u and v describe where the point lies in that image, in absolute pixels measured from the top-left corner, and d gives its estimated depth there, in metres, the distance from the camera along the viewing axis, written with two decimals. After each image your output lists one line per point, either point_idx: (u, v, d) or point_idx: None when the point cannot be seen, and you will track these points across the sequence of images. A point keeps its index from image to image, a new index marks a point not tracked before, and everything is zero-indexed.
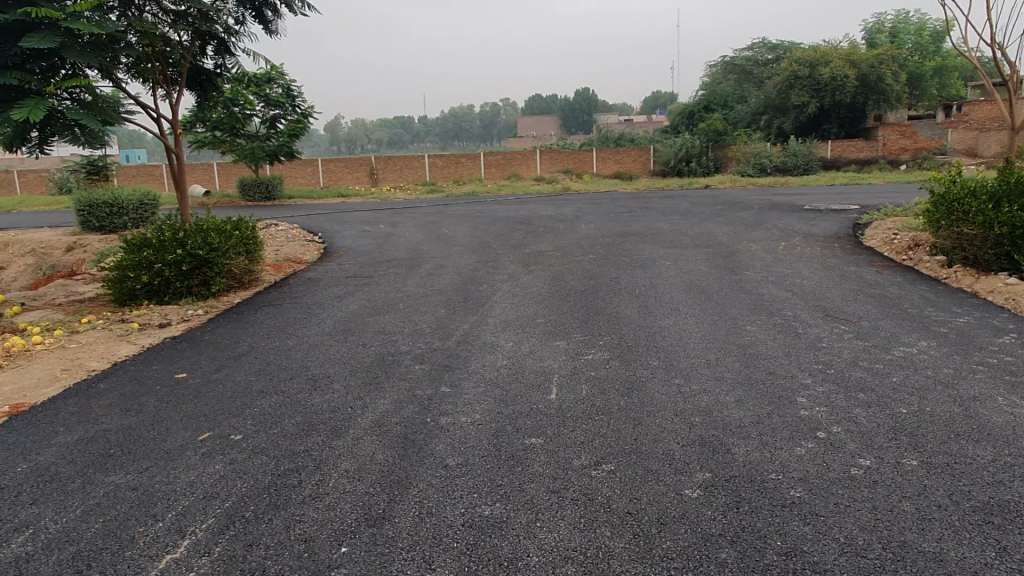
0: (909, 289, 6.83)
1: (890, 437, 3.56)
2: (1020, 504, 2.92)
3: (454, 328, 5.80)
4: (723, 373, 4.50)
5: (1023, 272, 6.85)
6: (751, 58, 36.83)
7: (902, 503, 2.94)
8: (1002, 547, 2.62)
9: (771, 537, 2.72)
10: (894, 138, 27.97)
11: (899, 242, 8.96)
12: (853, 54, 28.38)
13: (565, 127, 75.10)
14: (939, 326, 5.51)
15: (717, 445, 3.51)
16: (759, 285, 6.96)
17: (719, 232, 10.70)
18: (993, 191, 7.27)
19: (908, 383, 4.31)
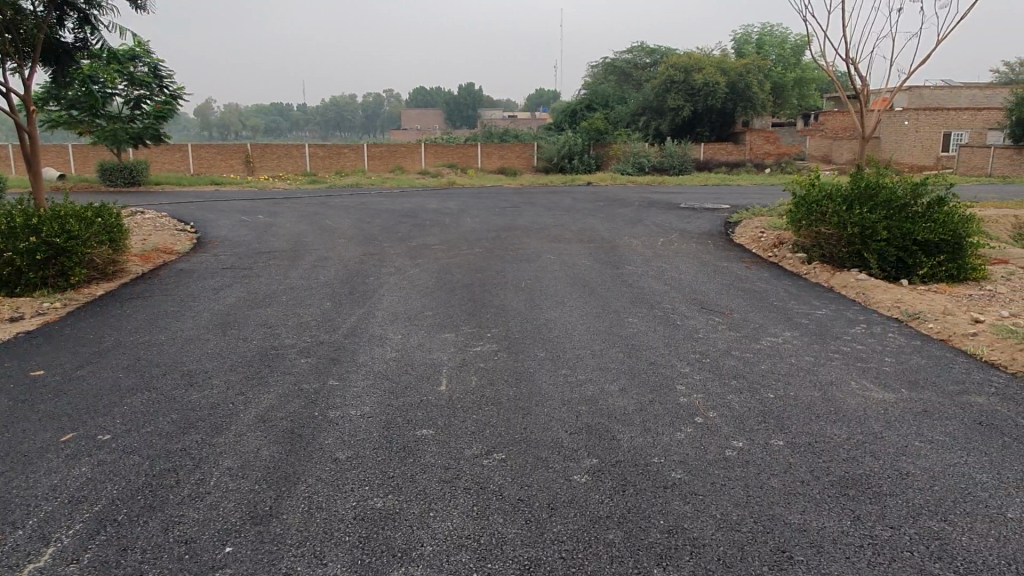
0: (774, 283, 7.33)
1: (759, 420, 3.83)
2: (872, 477, 3.22)
3: (341, 321, 5.68)
4: (607, 363, 4.66)
5: (870, 269, 7.52)
6: (631, 61, 38.24)
7: (771, 480, 3.17)
8: (856, 516, 2.88)
9: (654, 517, 2.85)
10: (759, 143, 29.89)
11: (764, 240, 9.59)
12: (724, 63, 30.04)
13: (450, 121, 74.88)
14: (801, 318, 5.96)
15: (604, 432, 3.64)
16: (639, 279, 7.24)
17: (602, 227, 11.04)
18: (847, 196, 7.95)
19: (775, 370, 4.64)
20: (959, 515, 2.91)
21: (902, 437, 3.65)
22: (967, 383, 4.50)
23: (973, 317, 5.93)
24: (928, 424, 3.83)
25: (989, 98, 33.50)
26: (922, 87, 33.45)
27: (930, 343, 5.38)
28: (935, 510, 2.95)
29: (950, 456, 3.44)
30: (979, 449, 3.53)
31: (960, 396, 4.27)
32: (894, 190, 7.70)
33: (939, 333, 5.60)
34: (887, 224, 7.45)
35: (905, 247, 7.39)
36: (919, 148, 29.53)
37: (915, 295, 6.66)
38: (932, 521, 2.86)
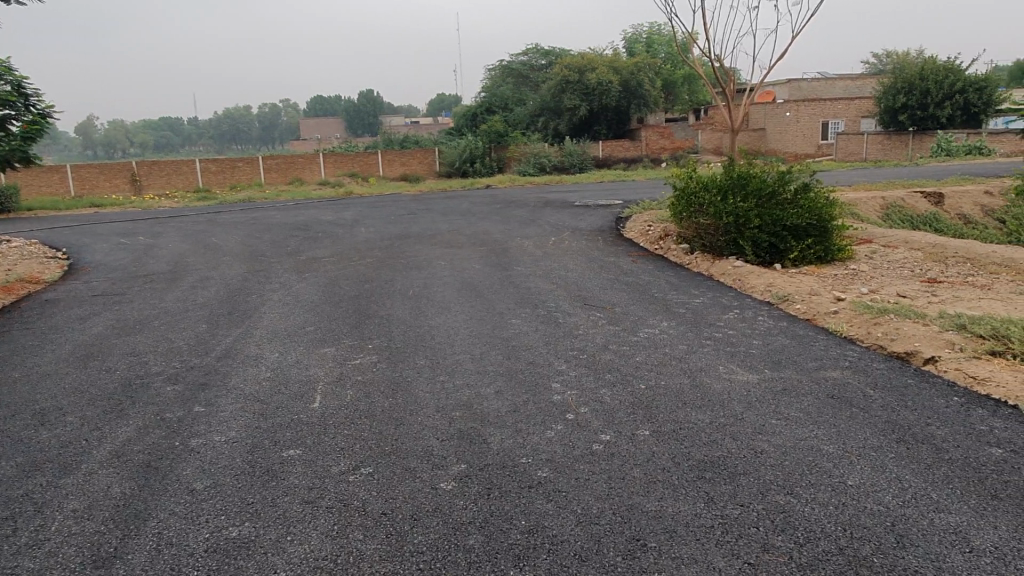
0: (657, 275, 7.54)
1: (628, 412, 3.92)
2: (729, 458, 3.35)
3: (215, 343, 5.46)
4: (486, 366, 4.68)
5: (746, 256, 7.88)
6: (526, 63, 38.85)
7: (633, 471, 3.24)
8: (710, 498, 2.99)
9: (516, 518, 2.87)
10: (655, 139, 30.75)
11: (651, 233, 9.87)
12: (615, 63, 31.02)
13: (351, 128, 73.81)
14: (679, 308, 6.16)
15: (475, 436, 3.64)
16: (527, 280, 7.29)
17: (495, 230, 11.10)
18: (722, 185, 8.30)
19: (648, 361, 4.77)
20: (805, 488, 3.06)
21: (760, 417, 3.82)
22: (824, 359, 4.77)
23: (835, 295, 6.28)
24: (785, 402, 4.02)
25: (861, 89, 35.80)
26: (800, 80, 35.32)
27: (796, 323, 5.67)
28: (784, 484, 3.09)
29: (803, 431, 3.62)
30: (829, 422, 3.73)
31: (817, 372, 4.51)
32: (764, 178, 8.04)
33: (805, 313, 5.91)
34: (758, 212, 7.82)
35: (776, 233, 7.75)
36: (801, 136, 31.18)
37: (785, 278, 6.98)
38: (779, 496, 2.99)
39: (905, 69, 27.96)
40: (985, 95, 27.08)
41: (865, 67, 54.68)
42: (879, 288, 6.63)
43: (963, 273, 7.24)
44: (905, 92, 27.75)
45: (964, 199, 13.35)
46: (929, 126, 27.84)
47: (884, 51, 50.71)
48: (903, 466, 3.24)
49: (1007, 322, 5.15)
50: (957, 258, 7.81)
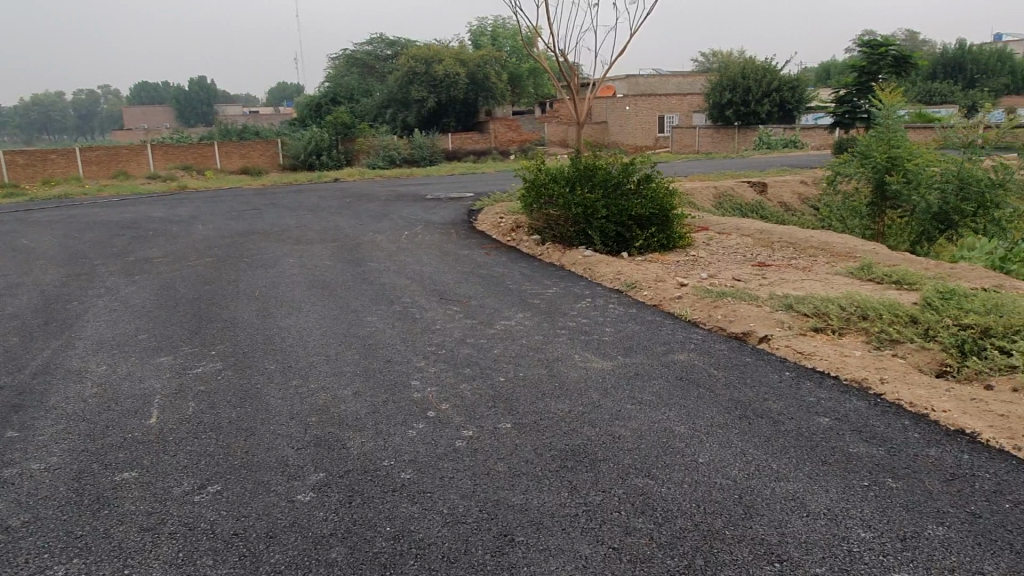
0: (511, 267, 7.62)
1: (489, 406, 3.90)
2: (589, 445, 3.42)
3: (29, 358, 4.87)
4: (341, 367, 4.49)
5: (596, 246, 8.15)
6: (371, 53, 38.02)
7: (497, 465, 3.23)
8: (573, 487, 3.03)
9: (380, 525, 2.76)
10: (503, 131, 31.25)
11: (503, 225, 9.97)
12: (461, 55, 31.10)
13: (183, 118, 68.82)
14: (534, 298, 6.25)
15: (333, 442, 3.48)
16: (380, 276, 7.10)
17: (345, 225, 10.76)
18: (569, 177, 8.52)
19: (506, 353, 4.79)
20: (661, 469, 3.18)
21: (615, 402, 3.94)
22: (671, 343, 5.01)
23: (678, 281, 6.63)
24: (639, 386, 4.18)
25: (691, 86, 38.17)
26: (637, 77, 37.14)
27: (644, 310, 5.93)
28: (641, 467, 3.21)
29: (656, 414, 3.77)
30: (679, 403, 3.92)
31: (665, 356, 4.73)
32: (608, 170, 8.34)
33: (652, 300, 6.20)
34: (604, 203, 8.11)
35: (621, 223, 8.08)
36: (639, 130, 32.89)
37: (632, 266, 7.29)
38: (637, 479, 3.09)
39: (729, 68, 30.15)
40: (797, 94, 29.78)
41: (694, 65, 58.62)
42: (716, 272, 7.09)
43: (787, 257, 7.89)
44: (730, 89, 29.95)
45: (783, 188, 14.62)
46: (751, 121, 30.05)
47: (711, 51, 54.42)
48: (746, 440, 3.46)
49: (826, 299, 5.68)
50: (781, 243, 8.52)
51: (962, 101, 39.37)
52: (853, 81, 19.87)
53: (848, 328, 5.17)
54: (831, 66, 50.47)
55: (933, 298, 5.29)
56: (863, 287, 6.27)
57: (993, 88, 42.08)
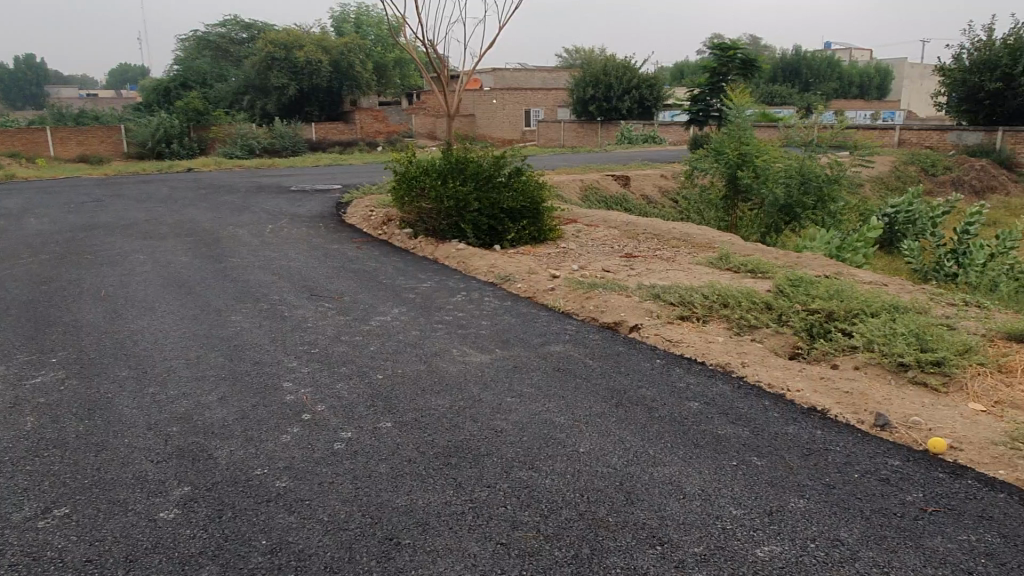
0: (383, 261, 7.45)
1: (367, 405, 3.78)
2: (471, 441, 3.38)
3: None
4: (204, 371, 4.20)
5: (468, 239, 8.12)
6: (225, 36, 35.94)
7: (379, 466, 3.13)
8: (458, 484, 2.99)
9: (255, 539, 2.60)
10: (369, 121, 30.43)
11: (374, 219, 9.73)
12: (323, 41, 30.06)
13: (6, 100, 62.08)
14: (408, 293, 6.14)
15: (198, 452, 3.24)
16: (244, 272, 6.73)
17: (202, 218, 10.11)
18: (440, 170, 8.44)
19: (383, 350, 4.66)
20: (544, 461, 3.20)
21: (496, 396, 3.93)
22: (548, 335, 5.08)
23: (551, 273, 6.73)
24: (519, 379, 4.20)
25: (556, 81, 39.04)
26: (503, 70, 37.50)
27: (519, 302, 5.98)
28: (524, 459, 3.21)
29: (535, 406, 3.80)
30: (557, 394, 3.97)
31: (542, 347, 4.79)
32: (480, 163, 8.33)
33: (526, 292, 6.26)
34: (476, 196, 8.08)
35: (494, 216, 8.10)
36: (507, 123, 33.32)
37: (505, 259, 7.33)
38: (521, 472, 3.10)
39: (591, 65, 31.05)
40: (654, 92, 31.12)
41: (559, 61, 60.07)
42: (587, 264, 7.26)
43: (651, 248, 8.22)
44: (592, 85, 30.86)
45: (645, 182, 15.26)
46: (613, 117, 31.06)
47: (574, 49, 55.87)
48: (623, 428, 3.56)
49: (689, 289, 5.96)
50: (646, 234, 8.87)
51: (799, 102, 42.75)
52: (705, 81, 21.00)
53: (710, 316, 5.45)
54: (686, 67, 53.36)
55: (784, 285, 5.69)
56: (722, 276, 6.64)
57: (825, 91, 46.09)
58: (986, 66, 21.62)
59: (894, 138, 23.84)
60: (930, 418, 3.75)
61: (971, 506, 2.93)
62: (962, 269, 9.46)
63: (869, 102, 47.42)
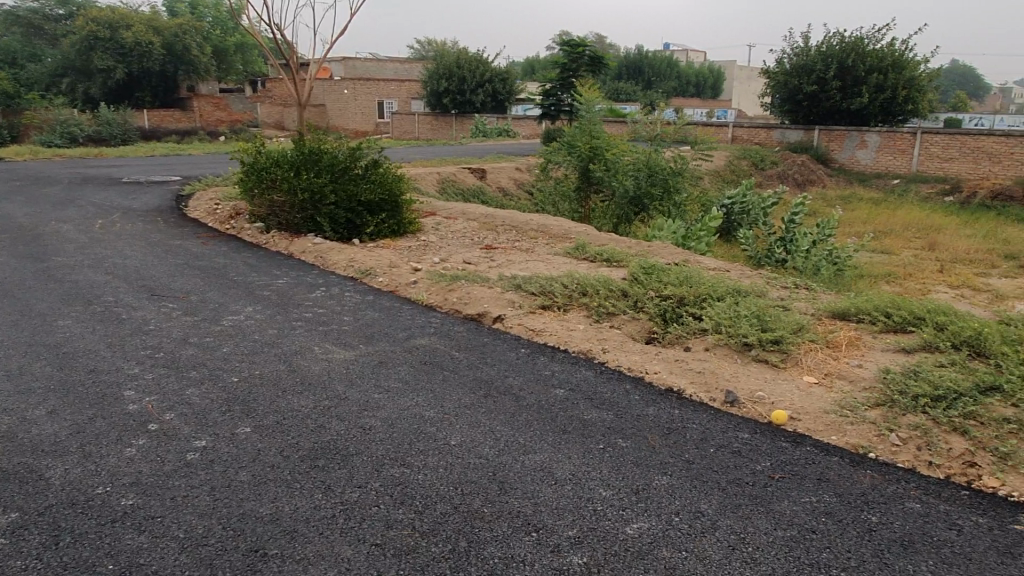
0: (233, 257, 7.03)
1: (223, 410, 3.54)
2: (339, 441, 3.26)
3: None
4: (29, 384, 3.76)
5: (325, 233, 7.85)
6: (37, 12, 32.39)
7: (239, 474, 2.94)
8: (326, 487, 2.86)
9: (100, 564, 2.36)
10: (208, 109, 28.71)
11: (219, 212, 9.16)
12: (154, 21, 27.87)
13: None
14: (262, 290, 5.83)
15: (26, 474, 2.89)
16: (72, 272, 6.10)
17: (16, 213, 9.06)
18: (293, 160, 8.09)
19: (237, 351, 4.39)
20: (415, 456, 3.15)
21: (362, 393, 3.82)
22: (412, 328, 4.99)
23: (412, 266, 6.64)
24: (384, 374, 4.10)
25: (408, 72, 38.58)
26: (354, 59, 36.54)
27: (381, 296, 5.85)
28: (395, 456, 3.14)
29: (403, 401, 3.73)
30: (426, 388, 3.92)
31: (407, 341, 4.71)
32: (335, 154, 8.07)
33: (388, 286, 6.13)
34: (333, 188, 7.81)
35: (351, 209, 7.87)
36: (360, 114, 32.59)
37: (365, 252, 7.15)
38: (392, 469, 3.02)
39: (444, 57, 30.91)
40: (507, 86, 31.47)
41: (410, 52, 59.37)
42: (448, 256, 7.24)
43: (510, 239, 8.32)
44: (446, 78, 30.73)
45: (501, 174, 15.46)
46: (467, 110, 31.09)
47: (426, 39, 55.37)
48: (493, 418, 3.57)
49: (550, 278, 6.09)
50: (504, 226, 8.97)
51: (643, 99, 44.85)
52: (556, 76, 21.54)
53: (571, 304, 5.61)
54: (536, 62, 54.56)
55: (638, 273, 5.95)
56: (579, 265, 6.85)
57: (666, 89, 48.78)
58: (804, 70, 23.76)
59: (727, 135, 25.67)
60: (772, 392, 4.07)
61: (811, 470, 3.20)
62: (790, 254, 10.37)
63: (704, 101, 50.59)
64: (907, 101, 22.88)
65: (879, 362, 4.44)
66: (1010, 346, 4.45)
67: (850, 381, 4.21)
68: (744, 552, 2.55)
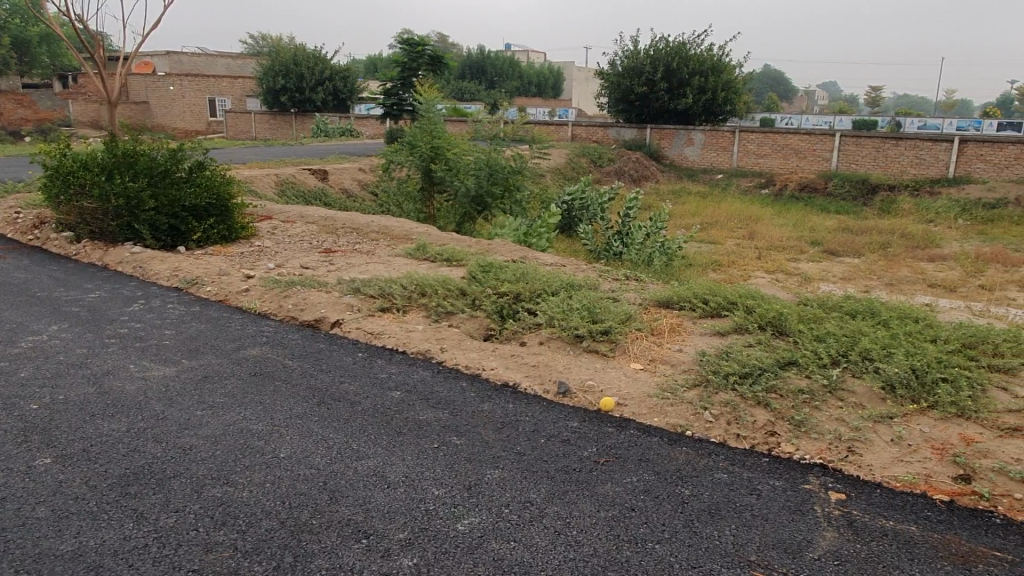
0: (37, 271, 6.39)
1: (18, 442, 3.21)
2: (155, 464, 3.06)
3: None
4: None
5: (145, 240, 7.30)
6: None
7: (36, 510, 2.69)
8: (138, 515, 2.68)
9: None
10: (10, 107, 26.33)
11: (20, 222, 8.27)
12: None
13: None
14: (70, 306, 5.34)
15: None
16: None
17: None
18: (104, 163, 7.46)
19: (38, 375, 3.99)
20: (239, 474, 3.01)
21: (182, 411, 3.60)
22: (241, 339, 4.77)
23: (244, 273, 6.34)
24: (207, 390, 3.88)
25: (242, 68, 36.69)
26: (180, 53, 34.29)
27: (208, 306, 5.55)
28: (218, 475, 2.99)
29: (229, 416, 3.55)
30: (254, 400, 3.76)
31: (236, 352, 4.49)
32: (152, 157, 7.52)
33: (216, 295, 5.82)
34: (152, 192, 7.28)
35: (174, 214, 7.37)
36: (190, 112, 30.70)
37: (191, 261, 6.73)
38: (214, 489, 2.88)
39: (279, 53, 29.60)
40: (348, 84, 30.77)
41: (244, 46, 56.48)
42: (283, 262, 6.98)
43: (350, 242, 8.17)
44: (282, 75, 29.43)
45: (343, 175, 15.13)
46: (307, 108, 30.13)
47: (261, 34, 53.00)
48: (325, 426, 3.49)
49: (388, 280, 6.04)
50: (344, 228, 8.78)
51: (487, 98, 45.43)
52: (396, 75, 21.30)
53: (410, 306, 5.59)
54: (378, 60, 53.59)
55: (477, 272, 6.04)
56: (420, 266, 6.84)
57: (508, 89, 49.70)
58: (634, 72, 25.07)
59: (567, 134, 26.58)
60: (600, 379, 4.28)
61: (632, 451, 3.40)
62: (626, 247, 10.94)
63: (546, 101, 52.10)
64: (726, 102, 24.81)
65: (697, 345, 4.79)
66: (804, 324, 4.97)
67: (671, 365, 4.50)
68: (569, 535, 2.67)
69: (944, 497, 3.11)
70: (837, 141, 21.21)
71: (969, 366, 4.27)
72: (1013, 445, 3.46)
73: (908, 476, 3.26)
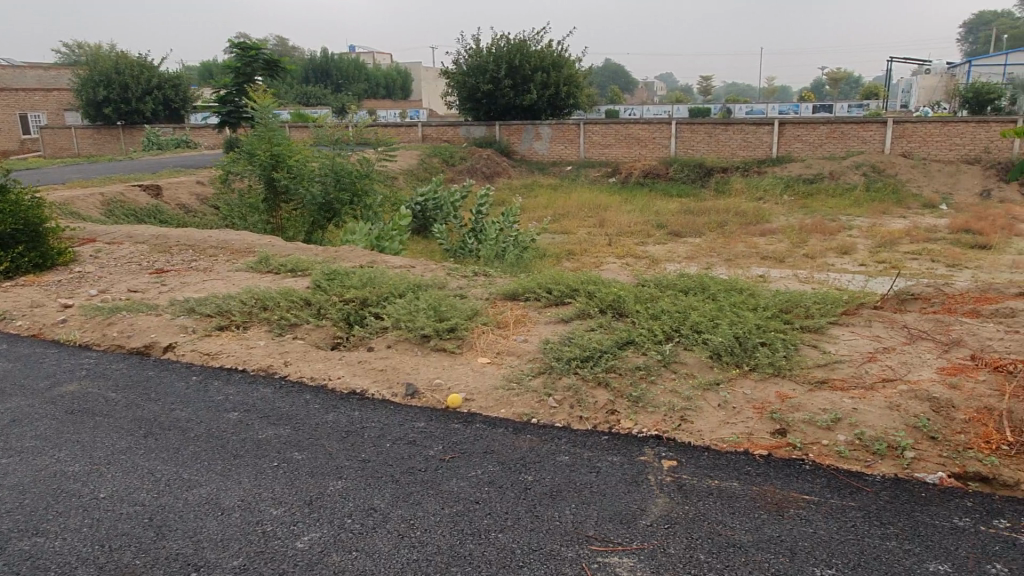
0: None
1: None
2: None
3: None
4: None
5: None
6: None
7: None
8: None
9: None
10: None
11: None
12: None
13: None
14: None
15: None
16: None
17: None
18: None
19: None
20: (51, 521, 2.76)
21: None
22: (56, 375, 4.37)
23: (61, 303, 5.82)
24: (14, 435, 3.53)
25: (57, 79, 33.63)
26: None
27: (18, 343, 5.05)
28: (24, 527, 2.73)
29: (39, 461, 3.25)
30: (71, 440, 3.46)
31: (50, 390, 4.11)
32: None
33: (29, 330, 5.31)
34: None
35: None
36: None
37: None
38: (21, 542, 2.62)
39: (98, 62, 27.39)
40: (181, 92, 28.98)
41: (60, 54, 51.83)
42: (108, 287, 6.46)
43: (186, 260, 7.70)
44: (104, 85, 27.27)
45: (179, 190, 14.22)
46: (135, 120, 28.27)
47: (79, 42, 48.85)
48: (152, 458, 3.27)
49: (226, 297, 5.75)
50: (178, 246, 8.25)
51: (334, 102, 44.33)
52: (231, 81, 20.29)
53: (250, 322, 5.35)
54: (212, 66, 50.79)
55: (320, 280, 5.87)
56: (262, 279, 6.56)
57: (355, 92, 48.74)
58: (479, 70, 25.32)
59: (417, 135, 26.41)
60: (448, 377, 4.29)
61: (478, 445, 3.43)
62: (480, 244, 11.00)
63: (398, 103, 51.58)
64: (568, 96, 25.62)
65: (541, 334, 4.92)
66: (641, 304, 5.22)
67: (517, 356, 4.59)
68: (412, 537, 2.66)
69: (763, 451, 3.38)
70: (673, 128, 22.46)
71: (785, 329, 4.66)
72: (822, 397, 3.80)
73: (733, 437, 3.51)
